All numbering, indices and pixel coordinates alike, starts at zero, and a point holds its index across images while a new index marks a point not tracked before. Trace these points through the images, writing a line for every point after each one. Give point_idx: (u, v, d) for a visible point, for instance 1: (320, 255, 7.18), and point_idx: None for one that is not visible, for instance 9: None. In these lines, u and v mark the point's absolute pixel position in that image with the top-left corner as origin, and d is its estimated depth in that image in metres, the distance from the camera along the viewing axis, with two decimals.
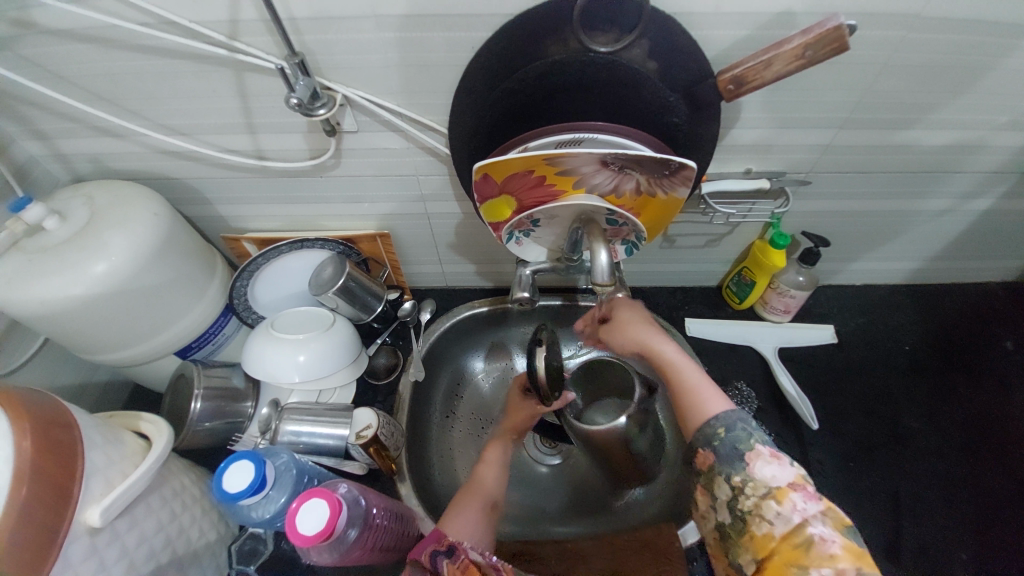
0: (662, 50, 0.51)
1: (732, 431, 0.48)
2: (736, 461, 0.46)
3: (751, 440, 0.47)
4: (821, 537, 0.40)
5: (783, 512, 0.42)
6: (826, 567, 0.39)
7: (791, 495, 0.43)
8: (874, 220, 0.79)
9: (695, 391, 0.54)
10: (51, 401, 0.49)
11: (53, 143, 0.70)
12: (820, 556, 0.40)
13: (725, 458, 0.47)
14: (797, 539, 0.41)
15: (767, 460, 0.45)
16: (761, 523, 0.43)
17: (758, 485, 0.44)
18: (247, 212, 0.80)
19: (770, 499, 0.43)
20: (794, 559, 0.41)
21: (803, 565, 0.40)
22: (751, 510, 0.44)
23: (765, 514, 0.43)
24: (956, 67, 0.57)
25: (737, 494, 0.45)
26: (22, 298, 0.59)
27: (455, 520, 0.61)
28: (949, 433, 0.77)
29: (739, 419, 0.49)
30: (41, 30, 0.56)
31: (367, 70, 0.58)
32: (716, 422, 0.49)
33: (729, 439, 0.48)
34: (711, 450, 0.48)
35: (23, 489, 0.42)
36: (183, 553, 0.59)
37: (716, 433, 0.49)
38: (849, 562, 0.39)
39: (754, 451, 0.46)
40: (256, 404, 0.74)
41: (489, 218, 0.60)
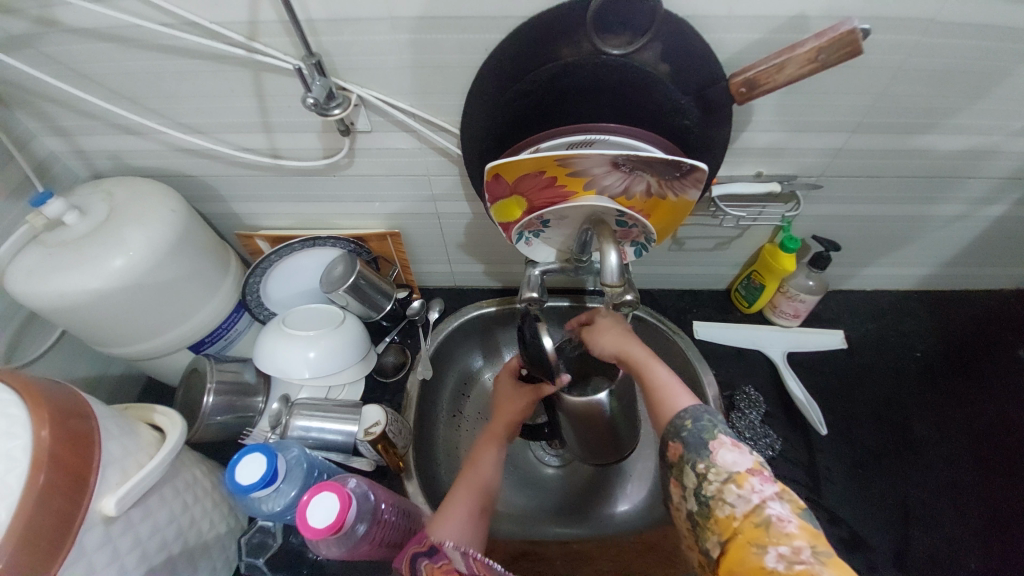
0: (674, 53, 0.52)
1: (698, 421, 0.49)
2: (701, 450, 0.47)
3: (715, 430, 0.48)
4: (779, 517, 0.41)
5: (744, 493, 0.43)
6: (785, 545, 0.39)
7: (750, 479, 0.44)
8: (886, 225, 0.79)
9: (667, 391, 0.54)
10: (70, 392, 0.50)
11: (73, 140, 0.72)
12: (779, 535, 0.40)
13: (691, 446, 0.48)
14: (758, 519, 0.42)
15: (729, 448, 0.46)
16: (724, 506, 0.44)
17: (721, 471, 0.45)
18: (260, 210, 0.81)
19: (731, 482, 0.44)
20: (754, 538, 0.41)
21: (762, 544, 0.40)
22: (714, 494, 0.45)
23: (727, 497, 0.44)
24: (971, 73, 0.57)
25: (702, 480, 0.46)
26: (42, 292, 0.60)
27: (445, 520, 0.58)
28: (960, 441, 0.77)
29: (706, 411, 0.50)
30: (64, 29, 0.57)
31: (382, 71, 0.59)
32: (684, 415, 0.50)
33: (697, 429, 0.48)
34: (680, 441, 0.49)
35: (41, 476, 0.43)
36: (194, 544, 0.60)
37: (684, 424, 0.49)
38: (804, 539, 0.40)
39: (718, 439, 0.47)
40: (266, 399, 0.75)
41: (499, 218, 0.61)
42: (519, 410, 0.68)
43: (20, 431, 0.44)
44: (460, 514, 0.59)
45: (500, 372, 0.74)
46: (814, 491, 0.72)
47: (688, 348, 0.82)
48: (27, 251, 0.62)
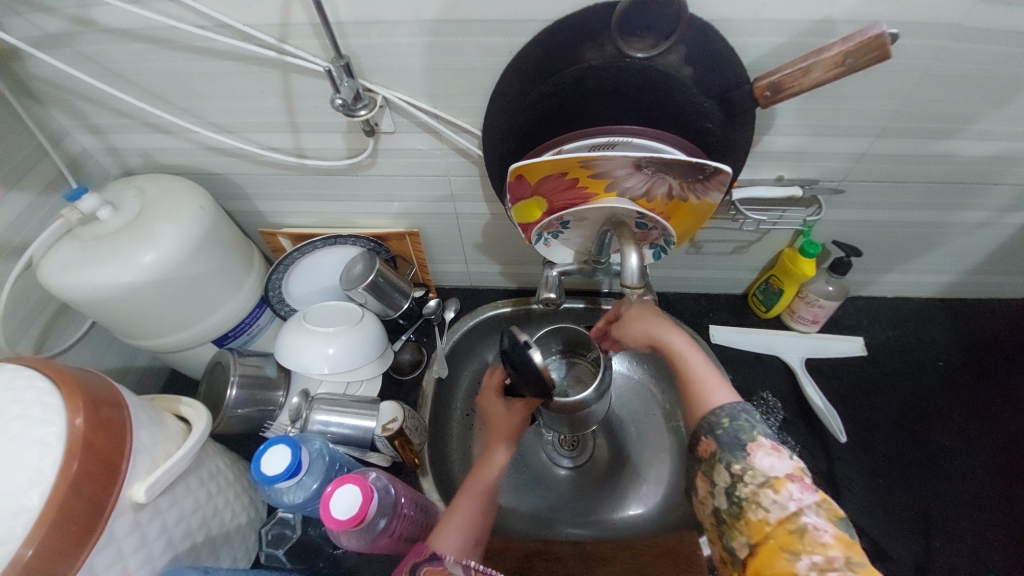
0: (698, 57, 0.52)
1: (735, 420, 0.49)
2: (738, 450, 0.47)
3: (753, 432, 0.48)
4: (815, 526, 0.41)
5: (780, 499, 0.43)
6: (819, 554, 0.39)
7: (788, 485, 0.43)
8: (909, 231, 0.78)
9: (703, 381, 0.54)
10: (104, 382, 0.52)
11: (106, 138, 0.74)
12: (814, 543, 0.40)
13: (727, 445, 0.48)
14: (792, 526, 0.41)
15: (767, 452, 0.46)
16: (757, 509, 0.44)
17: (757, 474, 0.45)
18: (283, 208, 0.83)
19: (767, 487, 0.44)
20: (787, 544, 0.41)
21: (795, 551, 0.40)
22: (748, 496, 0.44)
23: (761, 500, 0.44)
24: (998, 79, 0.56)
25: (736, 480, 0.46)
26: (75, 284, 0.62)
27: (449, 529, 0.58)
28: (983, 451, 0.75)
29: (743, 411, 0.50)
30: (101, 29, 0.59)
31: (407, 73, 0.60)
32: (720, 412, 0.50)
33: (733, 429, 0.48)
34: (713, 438, 0.49)
35: (74, 464, 0.44)
36: (217, 534, 0.61)
37: (721, 423, 0.49)
38: (840, 550, 0.39)
39: (756, 442, 0.47)
40: (286, 393, 0.77)
41: (519, 219, 0.61)
42: (516, 426, 0.70)
43: (56, 419, 0.45)
44: (463, 521, 0.59)
45: (484, 393, 0.75)
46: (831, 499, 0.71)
47: (704, 352, 0.82)
48: (61, 245, 0.64)
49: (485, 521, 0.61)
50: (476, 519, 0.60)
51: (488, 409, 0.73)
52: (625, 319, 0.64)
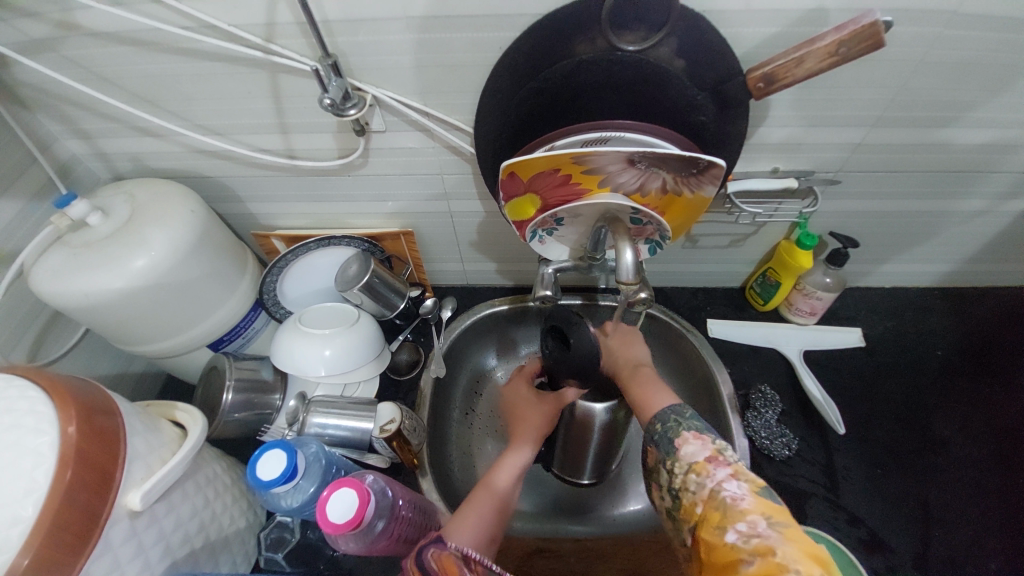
0: (689, 48, 0.51)
1: (664, 421, 0.51)
2: (667, 446, 0.49)
3: (680, 426, 0.50)
4: (733, 497, 0.42)
5: (701, 480, 0.44)
6: (740, 523, 0.40)
7: (708, 466, 0.45)
8: (905, 221, 0.77)
9: (647, 395, 0.57)
10: (97, 390, 0.52)
11: (95, 142, 0.73)
12: (735, 513, 0.41)
13: (660, 444, 0.49)
14: (716, 503, 0.42)
15: (690, 440, 0.47)
16: (688, 496, 0.45)
17: (683, 463, 0.46)
18: (276, 210, 0.82)
19: (691, 473, 0.45)
20: (715, 521, 0.41)
21: (722, 525, 0.41)
22: (681, 485, 0.46)
23: (689, 486, 0.45)
24: (994, 66, 0.56)
25: (670, 475, 0.47)
26: (67, 291, 0.61)
27: (462, 525, 0.56)
28: (983, 441, 0.75)
29: (673, 411, 0.52)
30: (85, 32, 0.58)
31: (396, 71, 0.59)
32: (653, 419, 0.52)
33: (664, 430, 0.50)
34: (652, 443, 0.51)
35: (67, 472, 0.43)
36: (215, 539, 0.61)
37: (653, 428, 0.51)
38: (758, 513, 0.40)
39: (680, 435, 0.48)
40: (283, 397, 0.76)
41: (513, 216, 0.61)
42: (542, 419, 0.68)
43: (48, 428, 0.45)
44: (477, 520, 0.57)
45: (517, 380, 0.75)
46: (832, 491, 0.71)
47: (702, 346, 0.81)
48: (51, 251, 0.64)
49: (501, 520, 0.59)
50: (492, 519, 0.58)
51: (518, 400, 0.72)
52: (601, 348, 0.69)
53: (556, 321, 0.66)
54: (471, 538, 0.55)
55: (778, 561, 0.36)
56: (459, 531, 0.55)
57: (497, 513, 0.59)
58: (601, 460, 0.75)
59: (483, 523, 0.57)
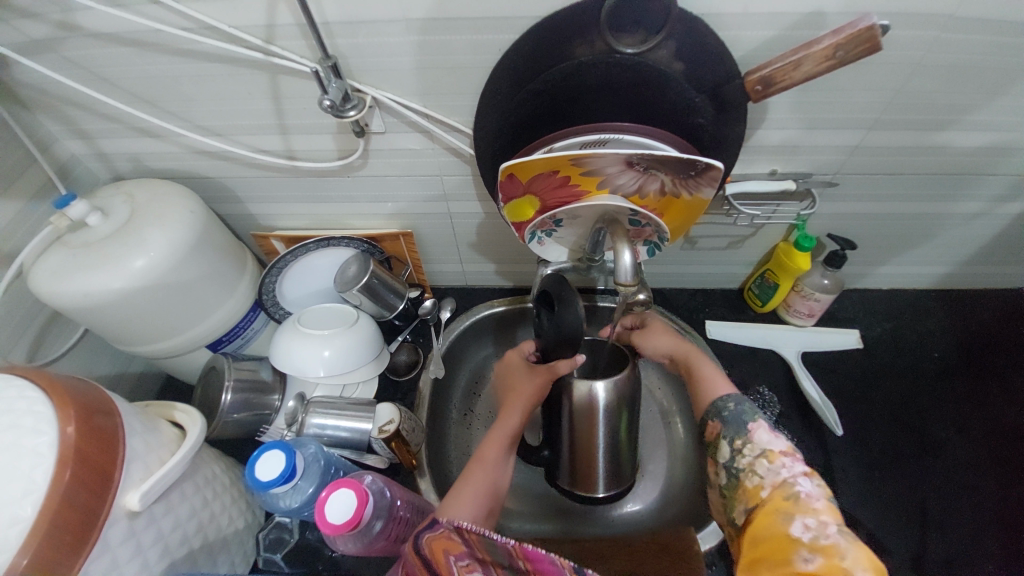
0: (688, 51, 0.52)
1: (740, 405, 0.52)
2: (740, 427, 0.49)
3: (756, 415, 0.50)
4: (808, 494, 0.41)
5: (773, 467, 0.45)
6: (811, 517, 0.40)
7: (782, 456, 0.45)
8: (904, 223, 0.78)
9: (710, 379, 0.58)
10: (95, 390, 0.52)
11: (94, 143, 0.73)
12: (806, 508, 0.41)
13: (730, 423, 0.50)
14: (787, 493, 0.42)
15: (765, 429, 0.48)
16: (753, 477, 0.45)
17: (754, 447, 0.47)
18: (275, 211, 0.82)
19: (763, 457, 0.46)
20: (782, 509, 0.42)
21: (789, 514, 0.41)
22: (746, 467, 0.47)
23: (757, 469, 0.46)
24: (990, 69, 0.56)
25: (736, 453, 0.48)
26: (66, 290, 0.61)
27: (459, 500, 0.57)
28: (980, 442, 0.76)
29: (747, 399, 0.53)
30: (85, 33, 0.58)
31: (396, 73, 0.59)
32: (727, 398, 0.53)
33: (736, 411, 0.51)
34: (719, 420, 0.52)
35: (65, 473, 0.43)
36: (214, 540, 0.61)
37: (725, 406, 0.52)
38: (831, 516, 0.40)
39: (756, 422, 0.49)
40: (282, 397, 0.76)
41: (513, 218, 0.61)
42: (532, 393, 0.66)
43: (46, 428, 0.45)
44: (473, 498, 0.57)
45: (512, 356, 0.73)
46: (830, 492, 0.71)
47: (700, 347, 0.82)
48: (51, 251, 0.64)
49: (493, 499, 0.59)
50: (483, 497, 0.58)
51: (513, 376, 0.71)
52: (640, 336, 0.72)
53: (546, 288, 0.63)
54: (468, 513, 0.55)
55: (846, 567, 0.36)
56: (458, 508, 0.56)
57: (491, 492, 0.59)
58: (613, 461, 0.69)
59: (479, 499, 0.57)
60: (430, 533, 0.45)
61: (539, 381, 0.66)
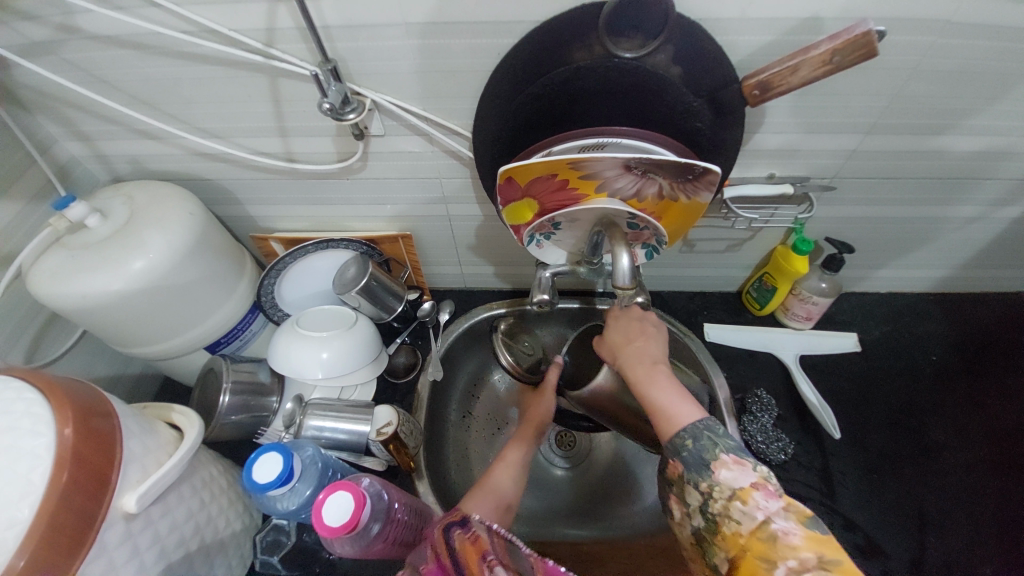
0: (686, 56, 0.52)
1: (698, 441, 0.49)
2: (702, 469, 0.48)
3: (716, 448, 0.48)
4: (784, 531, 0.42)
5: (748, 510, 0.44)
6: (791, 559, 0.41)
7: (753, 495, 0.44)
8: (901, 226, 0.78)
9: (670, 409, 0.52)
10: (93, 392, 0.52)
11: (94, 144, 0.74)
12: (785, 549, 0.41)
13: (692, 466, 0.48)
14: (763, 535, 0.43)
15: (729, 466, 0.46)
16: (729, 523, 0.45)
17: (723, 488, 0.46)
18: (275, 212, 0.82)
19: (735, 500, 0.45)
20: (762, 553, 0.42)
21: (770, 560, 0.42)
22: (721, 511, 0.46)
23: (732, 513, 0.45)
24: (987, 75, 0.56)
25: (706, 498, 0.47)
26: (65, 292, 0.61)
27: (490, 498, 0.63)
28: (978, 446, 0.76)
29: (705, 428, 0.49)
30: (85, 35, 0.59)
31: (395, 76, 0.60)
32: (683, 434, 0.50)
33: (696, 449, 0.48)
34: (679, 460, 0.49)
35: (63, 475, 0.43)
36: (210, 542, 0.61)
37: (682, 445, 0.49)
38: (811, 551, 0.41)
39: (718, 459, 0.47)
40: (281, 399, 0.76)
41: (511, 221, 0.61)
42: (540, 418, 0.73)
43: (44, 430, 0.45)
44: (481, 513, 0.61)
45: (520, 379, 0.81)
46: (828, 496, 0.71)
47: (698, 350, 0.82)
48: (50, 253, 0.64)
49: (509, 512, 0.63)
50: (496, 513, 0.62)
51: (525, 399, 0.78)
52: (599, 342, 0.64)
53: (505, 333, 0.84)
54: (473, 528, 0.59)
55: None
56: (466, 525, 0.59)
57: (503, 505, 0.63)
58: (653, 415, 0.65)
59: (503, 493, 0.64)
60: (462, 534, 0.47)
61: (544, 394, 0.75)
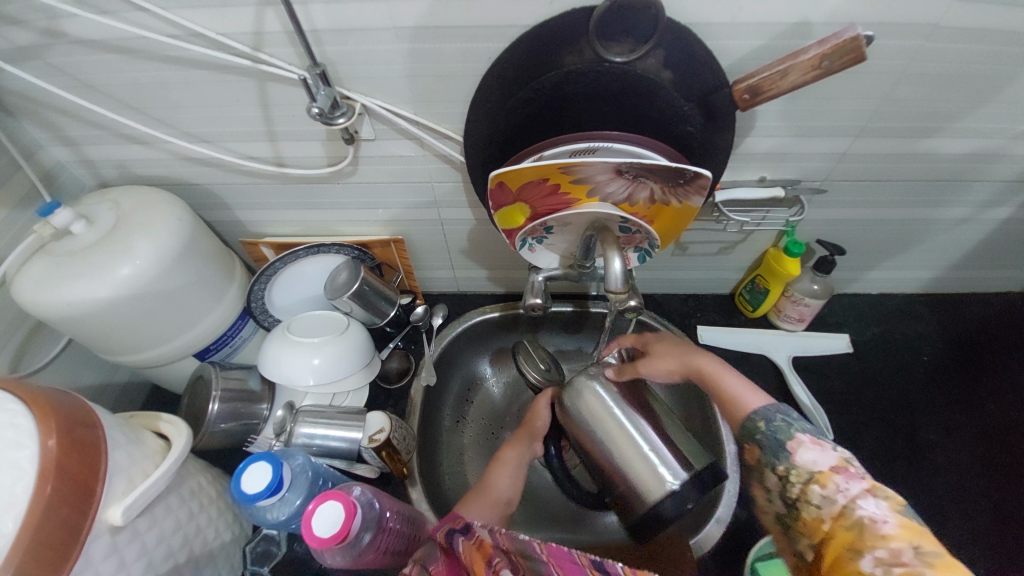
0: (676, 60, 0.52)
1: (772, 422, 0.51)
2: (781, 451, 0.48)
3: (793, 431, 0.49)
4: (873, 518, 0.40)
5: (828, 494, 0.43)
6: (881, 548, 0.39)
7: (833, 477, 0.44)
8: (891, 229, 0.78)
9: (740, 393, 0.57)
10: (78, 402, 0.51)
11: (80, 149, 0.73)
12: (874, 537, 0.39)
13: (770, 447, 0.49)
14: (848, 522, 0.41)
15: (809, 446, 0.47)
16: (810, 508, 0.44)
17: (802, 471, 0.46)
18: (265, 217, 0.82)
19: (814, 483, 0.45)
20: (847, 540, 0.41)
21: (856, 548, 0.40)
22: (800, 496, 0.45)
23: (811, 498, 0.44)
24: (974, 78, 0.57)
25: (784, 482, 0.47)
26: (50, 300, 0.60)
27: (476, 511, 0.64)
28: (969, 446, 0.76)
29: (780, 412, 0.52)
30: (70, 40, 0.58)
31: (385, 80, 0.59)
32: (756, 416, 0.52)
33: (771, 430, 0.50)
34: (756, 443, 0.51)
35: (47, 487, 0.42)
36: (199, 553, 0.60)
37: (759, 427, 0.51)
38: (904, 540, 0.38)
39: (795, 440, 0.48)
40: (270, 407, 0.75)
41: (503, 225, 0.61)
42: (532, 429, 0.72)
43: (28, 442, 0.44)
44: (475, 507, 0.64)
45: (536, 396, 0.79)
46: None
47: None
48: (34, 260, 0.63)
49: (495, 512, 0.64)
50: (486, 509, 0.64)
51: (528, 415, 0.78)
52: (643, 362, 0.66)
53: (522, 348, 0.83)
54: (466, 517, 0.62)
55: None
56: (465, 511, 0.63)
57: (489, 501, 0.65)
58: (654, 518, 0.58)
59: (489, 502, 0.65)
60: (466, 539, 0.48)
61: (542, 400, 0.73)
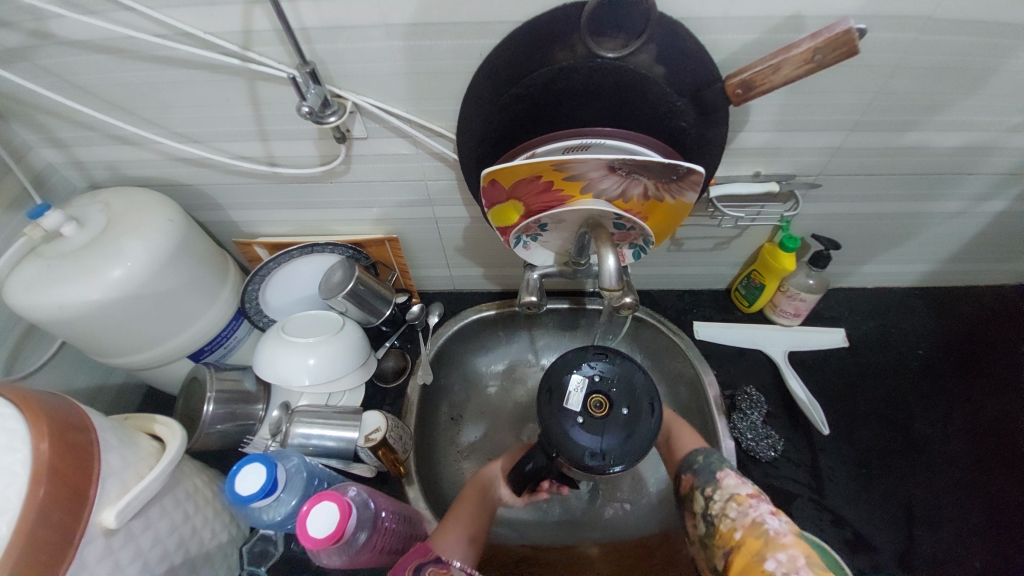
0: (669, 55, 0.52)
1: (709, 458, 0.58)
2: (711, 477, 0.55)
3: (723, 467, 0.56)
4: (776, 530, 0.45)
5: (743, 508, 0.49)
6: (780, 552, 0.43)
7: (749, 498, 0.49)
8: (885, 223, 0.78)
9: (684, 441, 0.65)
10: (70, 405, 0.50)
11: (70, 151, 0.72)
12: (777, 543, 0.44)
13: (702, 473, 0.56)
14: (758, 532, 0.46)
15: (732, 477, 0.53)
16: (726, 521, 0.49)
17: (723, 492, 0.52)
18: (259, 217, 0.81)
19: (732, 501, 0.50)
20: (755, 547, 0.45)
21: (762, 552, 0.44)
22: (719, 512, 0.50)
23: (728, 513, 0.49)
24: (965, 70, 0.57)
25: (708, 502, 0.52)
26: (42, 303, 0.60)
27: (444, 533, 0.59)
28: (964, 439, 0.76)
29: (716, 452, 0.59)
30: (57, 41, 0.57)
31: (377, 78, 0.59)
32: (697, 453, 0.60)
33: (706, 463, 0.57)
34: (693, 474, 0.57)
35: (39, 491, 0.42)
36: (196, 554, 0.60)
37: (696, 460, 0.58)
38: (799, 549, 0.42)
39: (724, 470, 0.55)
40: (266, 407, 0.75)
41: (496, 223, 0.61)
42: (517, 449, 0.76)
43: (20, 446, 0.43)
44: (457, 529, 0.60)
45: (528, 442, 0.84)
46: (818, 492, 0.71)
47: (688, 349, 0.82)
48: (25, 263, 0.62)
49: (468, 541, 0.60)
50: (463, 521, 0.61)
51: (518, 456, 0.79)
52: None
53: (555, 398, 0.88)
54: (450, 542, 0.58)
55: None
56: (448, 536, 0.59)
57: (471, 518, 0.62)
58: (555, 369, 0.67)
59: (463, 527, 0.60)
60: (433, 565, 0.52)
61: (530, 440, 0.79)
